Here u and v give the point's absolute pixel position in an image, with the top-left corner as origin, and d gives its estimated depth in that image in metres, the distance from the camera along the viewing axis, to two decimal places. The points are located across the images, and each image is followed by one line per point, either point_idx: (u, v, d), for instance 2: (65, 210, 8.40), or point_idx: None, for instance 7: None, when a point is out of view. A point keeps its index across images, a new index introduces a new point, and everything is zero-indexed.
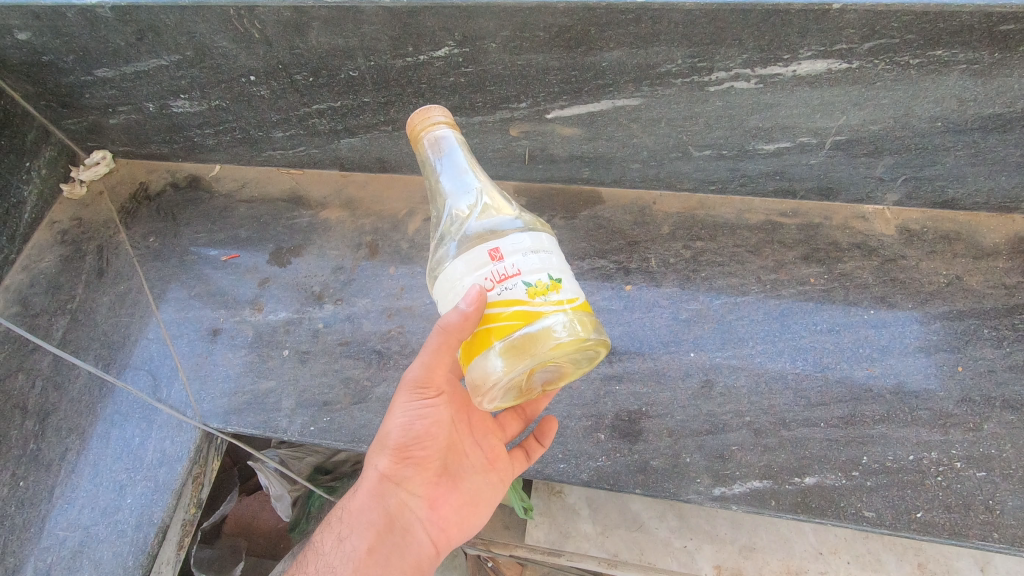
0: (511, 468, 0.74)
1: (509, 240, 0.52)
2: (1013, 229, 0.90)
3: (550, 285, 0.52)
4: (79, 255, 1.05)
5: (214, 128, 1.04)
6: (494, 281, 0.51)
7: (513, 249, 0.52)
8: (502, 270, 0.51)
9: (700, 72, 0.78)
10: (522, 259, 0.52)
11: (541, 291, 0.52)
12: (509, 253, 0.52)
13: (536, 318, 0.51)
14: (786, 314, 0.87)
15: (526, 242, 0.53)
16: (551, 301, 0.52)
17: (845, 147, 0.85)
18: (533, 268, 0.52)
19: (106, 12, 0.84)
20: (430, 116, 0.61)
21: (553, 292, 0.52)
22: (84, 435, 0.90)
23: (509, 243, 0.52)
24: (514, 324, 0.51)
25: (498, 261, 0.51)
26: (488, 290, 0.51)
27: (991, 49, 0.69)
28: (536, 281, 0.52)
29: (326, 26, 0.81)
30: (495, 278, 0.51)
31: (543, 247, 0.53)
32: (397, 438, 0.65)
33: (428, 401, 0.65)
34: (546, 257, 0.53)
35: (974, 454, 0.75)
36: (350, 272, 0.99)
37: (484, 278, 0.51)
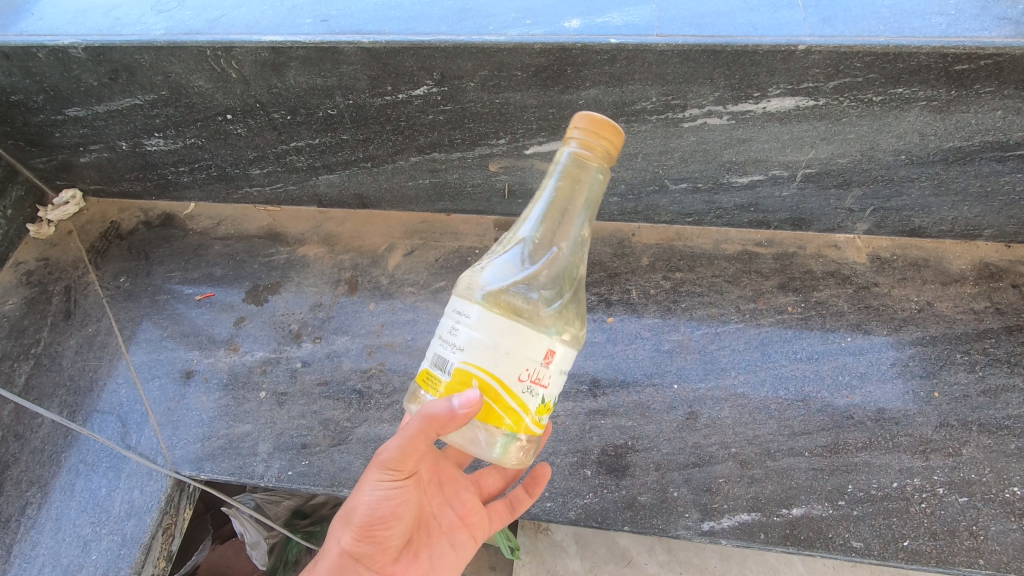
0: (486, 525, 0.70)
1: (563, 354, 0.53)
2: (977, 255, 0.93)
3: (550, 410, 0.54)
4: (45, 297, 1.02)
5: (189, 165, 1.03)
6: (526, 378, 0.51)
7: (560, 365, 0.53)
8: (539, 375, 0.51)
9: (674, 109, 0.80)
10: (557, 375, 0.53)
11: (545, 408, 0.53)
12: (555, 367, 0.52)
13: (525, 427, 0.53)
14: (766, 342, 0.88)
15: (569, 361, 0.54)
16: (541, 424, 0.54)
17: (816, 179, 0.87)
18: (555, 386, 0.53)
19: (79, 52, 0.83)
20: (587, 129, 0.56)
21: (548, 411, 0.54)
22: (47, 488, 0.86)
23: (561, 360, 0.52)
24: (507, 416, 0.51)
25: (544, 366, 0.51)
26: (519, 378, 0.50)
27: (948, 87, 0.72)
28: (547, 401, 0.53)
29: (304, 65, 0.81)
30: (530, 376, 0.51)
31: (572, 367, 0.55)
32: (363, 515, 0.58)
33: (397, 481, 0.59)
34: (566, 382, 0.55)
35: (956, 480, 0.76)
36: (329, 309, 0.97)
37: (526, 368, 0.50)
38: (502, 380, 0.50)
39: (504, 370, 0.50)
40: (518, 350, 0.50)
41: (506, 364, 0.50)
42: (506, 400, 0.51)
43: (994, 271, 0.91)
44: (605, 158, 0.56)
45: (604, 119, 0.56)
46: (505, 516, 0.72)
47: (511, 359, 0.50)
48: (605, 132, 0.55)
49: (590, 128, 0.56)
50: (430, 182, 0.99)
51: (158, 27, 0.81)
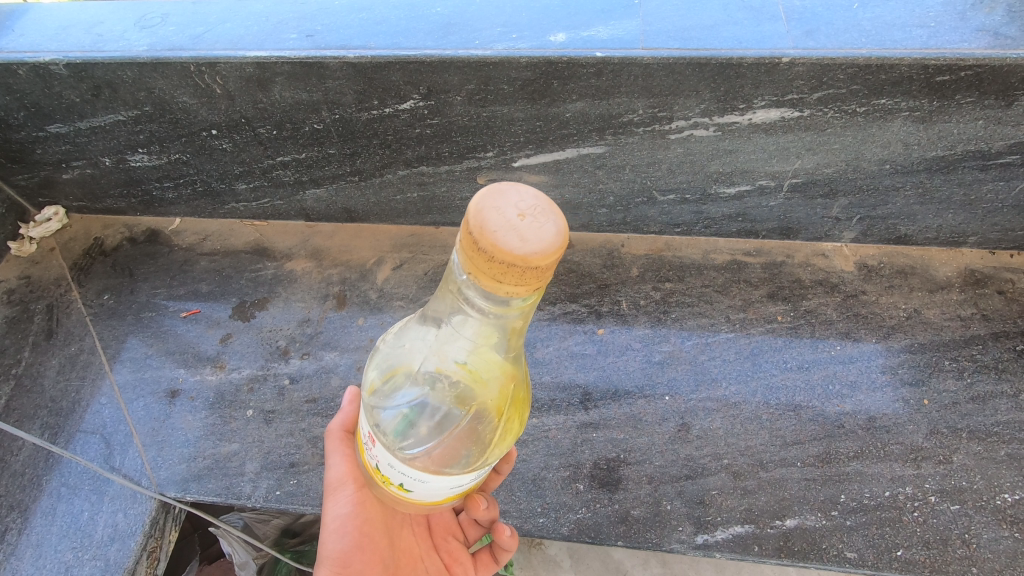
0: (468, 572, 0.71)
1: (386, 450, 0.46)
2: (962, 262, 0.93)
3: (395, 488, 0.49)
4: (26, 316, 1.00)
5: (174, 181, 1.01)
6: (363, 439, 0.50)
7: (383, 456, 0.47)
8: (369, 446, 0.49)
9: (661, 121, 0.80)
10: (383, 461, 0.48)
11: (387, 480, 0.49)
12: (375, 450, 0.47)
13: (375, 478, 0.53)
14: (757, 352, 0.88)
15: (398, 460, 0.46)
16: (391, 491, 0.50)
17: (802, 189, 0.88)
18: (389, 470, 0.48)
19: (61, 68, 0.82)
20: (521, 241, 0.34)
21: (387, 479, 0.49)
22: (27, 512, 0.84)
23: (382, 450, 0.47)
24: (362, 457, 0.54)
25: (370, 442, 0.48)
26: (360, 434, 0.51)
27: (930, 97, 0.73)
28: (387, 477, 0.49)
29: (290, 81, 0.81)
30: (366, 440, 0.49)
31: (413, 475, 0.46)
32: (334, 547, 0.61)
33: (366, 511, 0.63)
34: (413, 480, 0.47)
35: (947, 488, 0.76)
36: (317, 324, 0.96)
37: (363, 431, 0.49)
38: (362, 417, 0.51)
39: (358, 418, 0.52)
40: (357, 410, 0.50)
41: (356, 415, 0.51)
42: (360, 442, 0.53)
43: (980, 277, 0.92)
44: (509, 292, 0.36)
45: (526, 249, 0.33)
46: (488, 564, 0.73)
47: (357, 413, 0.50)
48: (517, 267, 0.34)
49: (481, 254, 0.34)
50: (418, 195, 0.98)
51: (141, 43, 0.81)
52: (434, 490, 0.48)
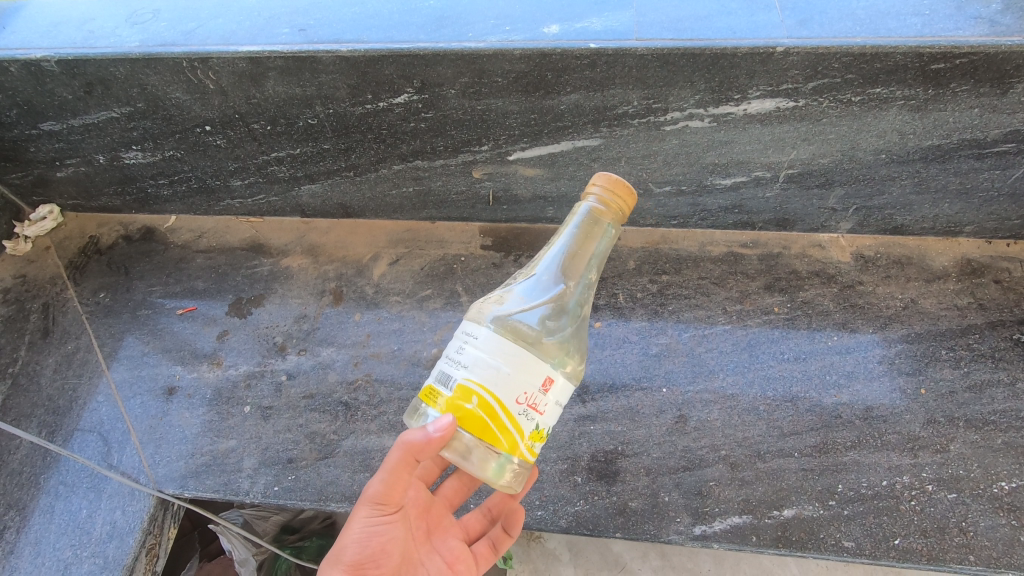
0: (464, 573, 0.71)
1: (561, 385, 0.54)
2: (958, 252, 0.93)
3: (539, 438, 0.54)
4: (22, 315, 1.00)
5: (169, 178, 1.01)
6: (523, 403, 0.51)
7: (555, 397, 0.53)
8: (537, 400, 0.52)
9: (656, 112, 0.80)
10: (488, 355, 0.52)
11: (537, 438, 0.53)
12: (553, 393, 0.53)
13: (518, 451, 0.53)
14: (754, 344, 0.88)
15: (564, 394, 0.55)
16: (533, 450, 0.53)
17: (798, 179, 0.87)
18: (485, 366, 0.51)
19: (52, 65, 0.81)
20: (608, 189, 0.61)
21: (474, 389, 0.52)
22: (25, 511, 0.84)
23: (557, 391, 0.53)
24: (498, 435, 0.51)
25: (542, 391, 0.52)
26: (518, 398, 0.51)
27: (925, 86, 0.72)
28: (541, 428, 0.53)
29: (283, 75, 0.80)
30: (529, 401, 0.51)
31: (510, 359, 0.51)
32: (352, 554, 0.58)
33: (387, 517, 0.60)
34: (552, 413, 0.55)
35: (944, 476, 0.76)
36: (314, 320, 0.96)
37: (529, 389, 0.51)
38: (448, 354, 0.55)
39: (502, 389, 0.51)
40: (520, 374, 0.51)
41: (506, 384, 0.51)
42: (496, 417, 0.51)
43: (976, 267, 0.92)
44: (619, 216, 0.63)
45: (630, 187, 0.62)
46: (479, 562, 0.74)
47: (513, 379, 0.51)
48: (617, 193, 0.61)
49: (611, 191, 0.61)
50: (413, 190, 0.98)
51: (133, 39, 0.80)
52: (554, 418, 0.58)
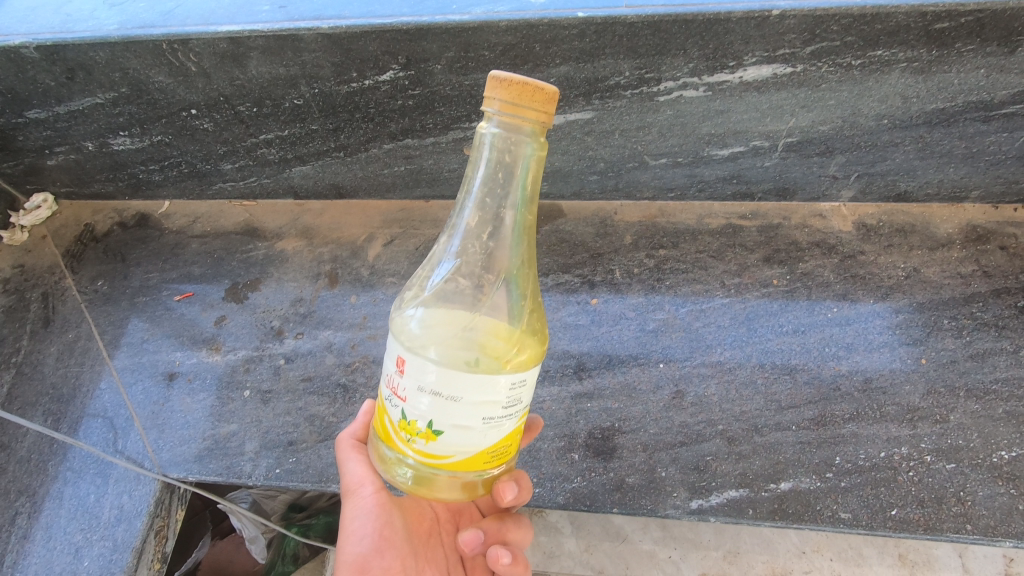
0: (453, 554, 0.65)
1: (417, 368, 0.45)
2: (964, 218, 0.91)
3: (422, 433, 0.46)
4: (23, 305, 1.01)
5: (159, 163, 1.00)
6: (388, 387, 0.48)
7: (413, 383, 0.45)
8: (395, 385, 0.47)
9: (649, 83, 0.77)
10: (421, 398, 0.45)
11: (414, 432, 0.46)
12: (406, 375, 0.45)
13: (398, 445, 0.48)
14: (752, 317, 0.87)
15: (422, 381, 0.44)
16: (415, 446, 0.47)
17: (797, 148, 0.85)
18: (433, 412, 0.45)
19: (32, 52, 0.80)
20: (503, 101, 0.44)
21: (435, 444, 0.46)
22: (36, 496, 0.86)
23: (410, 375, 0.45)
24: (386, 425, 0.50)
25: (398, 375, 0.46)
26: (393, 378, 0.47)
27: (929, 47, 0.69)
28: (413, 422, 0.46)
29: (265, 55, 0.78)
30: (392, 387, 0.47)
31: (451, 392, 0.44)
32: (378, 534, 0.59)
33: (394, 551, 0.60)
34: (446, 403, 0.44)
35: (943, 446, 0.76)
36: (310, 303, 0.96)
37: (391, 374, 0.48)
38: (380, 392, 0.50)
39: (382, 378, 0.50)
40: (385, 358, 0.49)
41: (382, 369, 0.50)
42: (380, 408, 0.50)
43: (982, 233, 0.90)
44: (535, 126, 0.45)
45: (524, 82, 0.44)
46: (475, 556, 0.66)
47: (382, 367, 0.50)
48: (519, 97, 0.44)
49: (509, 97, 0.43)
50: (405, 169, 0.96)
51: (111, 22, 0.79)
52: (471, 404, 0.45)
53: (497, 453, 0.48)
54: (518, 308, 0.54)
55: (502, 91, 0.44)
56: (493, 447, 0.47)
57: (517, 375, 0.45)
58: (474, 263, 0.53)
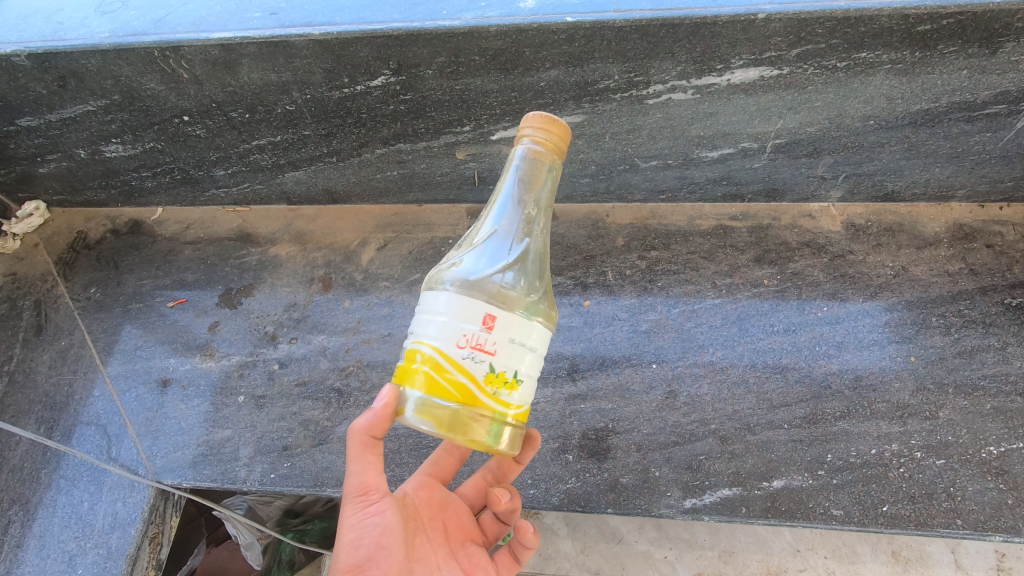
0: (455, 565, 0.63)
1: (513, 322, 0.50)
2: (950, 217, 0.92)
3: (509, 382, 0.51)
4: (15, 313, 1.00)
5: (152, 170, 1.00)
6: (466, 345, 0.50)
7: (508, 334, 0.50)
8: (480, 340, 0.50)
9: (638, 86, 0.78)
10: (509, 349, 0.50)
11: (501, 383, 0.51)
12: (499, 329, 0.50)
13: (476, 402, 0.50)
14: (744, 317, 0.87)
15: (520, 333, 0.50)
16: (499, 398, 0.51)
17: (786, 149, 0.86)
18: (517, 362, 0.51)
19: (23, 60, 0.80)
20: (540, 129, 0.56)
21: (513, 393, 0.52)
22: (29, 505, 0.85)
23: (502, 329, 0.50)
24: (449, 389, 0.50)
25: (485, 331, 0.50)
26: (468, 337, 0.50)
27: (912, 49, 0.70)
28: (501, 372, 0.50)
29: (257, 61, 0.79)
30: (473, 346, 0.50)
31: (534, 340, 0.52)
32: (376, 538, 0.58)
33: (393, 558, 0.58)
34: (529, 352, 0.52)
35: (933, 443, 0.76)
36: (304, 308, 0.96)
37: (467, 335, 0.50)
38: (449, 355, 0.50)
39: (444, 343, 0.50)
40: (453, 320, 0.50)
41: (444, 336, 0.50)
42: (445, 373, 0.50)
43: (968, 232, 0.91)
44: (559, 153, 0.58)
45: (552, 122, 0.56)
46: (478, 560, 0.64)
47: (447, 331, 0.50)
48: (553, 132, 0.57)
49: (546, 130, 0.56)
50: (398, 173, 0.97)
51: (102, 30, 0.79)
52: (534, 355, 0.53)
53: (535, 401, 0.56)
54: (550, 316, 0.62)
55: (535, 127, 0.56)
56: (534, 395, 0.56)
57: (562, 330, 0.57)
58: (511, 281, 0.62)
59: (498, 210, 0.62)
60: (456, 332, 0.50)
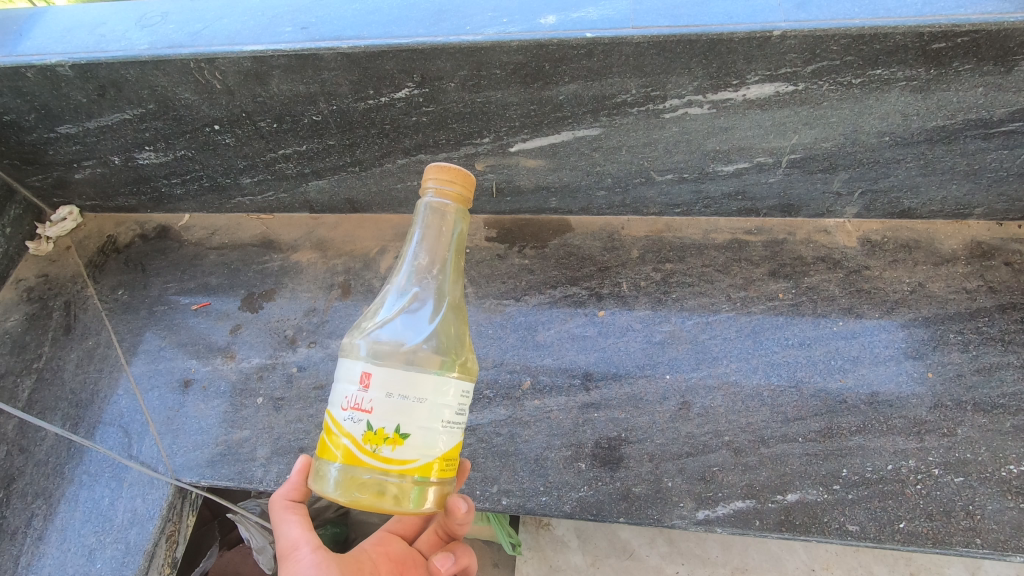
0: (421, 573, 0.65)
1: (384, 376, 0.50)
2: (968, 234, 0.92)
3: (389, 438, 0.50)
4: (46, 312, 1.04)
5: (181, 177, 1.04)
6: (348, 406, 0.51)
7: (381, 391, 0.50)
8: (359, 400, 0.50)
9: (655, 100, 0.80)
10: (380, 401, 0.50)
11: (381, 440, 0.50)
12: (373, 387, 0.50)
13: (360, 461, 0.50)
14: (758, 330, 0.88)
15: (397, 387, 0.49)
16: (382, 453, 0.50)
17: (801, 164, 0.87)
18: (388, 414, 0.50)
19: (67, 70, 0.84)
20: (443, 181, 0.59)
21: (399, 447, 0.50)
22: (52, 499, 0.87)
23: (379, 385, 0.50)
24: (341, 449, 0.51)
25: (363, 390, 0.50)
26: (350, 402, 0.51)
27: (927, 66, 0.71)
28: (379, 428, 0.50)
29: (287, 73, 0.82)
30: (351, 404, 0.51)
31: (415, 395, 0.50)
32: None
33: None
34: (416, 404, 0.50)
35: (951, 460, 0.76)
36: (323, 313, 0.98)
37: (350, 395, 0.51)
38: (335, 417, 0.52)
39: (334, 404, 0.52)
40: (341, 381, 0.52)
41: (335, 398, 0.53)
42: (336, 434, 0.52)
43: (986, 249, 0.90)
44: (461, 202, 0.61)
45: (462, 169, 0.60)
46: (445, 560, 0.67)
47: (338, 392, 0.52)
48: (452, 180, 0.59)
49: (444, 179, 0.59)
50: (418, 183, 0.99)
51: (142, 42, 0.83)
52: (435, 412, 0.51)
53: (448, 459, 0.53)
54: (461, 356, 0.64)
55: (443, 171, 0.60)
56: (450, 450, 0.53)
57: (465, 385, 0.53)
58: (446, 320, 0.63)
59: (409, 257, 0.65)
60: (336, 410, 0.53)
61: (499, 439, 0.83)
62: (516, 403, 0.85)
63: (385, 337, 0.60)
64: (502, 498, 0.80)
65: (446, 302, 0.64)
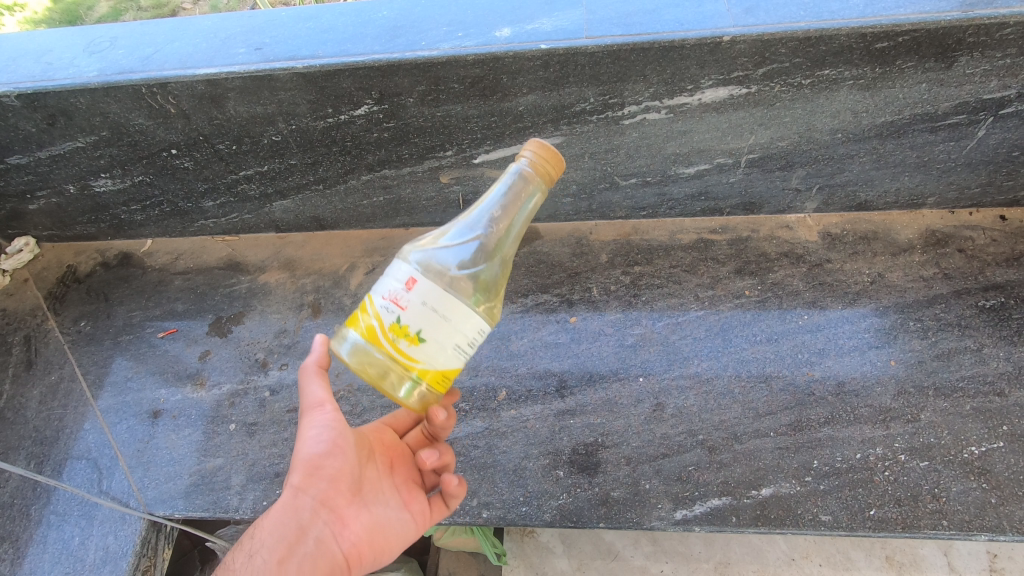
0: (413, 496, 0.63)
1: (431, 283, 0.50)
2: (922, 224, 0.95)
3: (410, 336, 0.50)
4: (5, 348, 1.01)
5: (141, 203, 1.02)
6: (389, 296, 0.51)
7: (423, 294, 0.50)
8: (400, 293, 0.51)
9: (613, 108, 0.81)
10: (417, 305, 0.50)
11: (401, 335, 0.50)
12: (418, 288, 0.50)
13: (381, 343, 0.51)
14: (727, 328, 0.89)
15: (432, 297, 0.50)
16: (401, 348, 0.51)
17: (759, 163, 0.89)
18: (416, 317, 0.50)
19: (13, 100, 0.82)
20: (539, 153, 0.57)
21: (412, 348, 0.50)
22: (19, 542, 0.85)
23: (421, 288, 0.50)
24: (372, 325, 0.52)
25: (405, 288, 0.50)
26: (395, 291, 0.51)
27: (872, 65, 0.73)
28: (406, 325, 0.50)
29: (242, 95, 0.81)
30: (393, 295, 0.51)
31: (446, 312, 0.49)
32: (312, 464, 0.58)
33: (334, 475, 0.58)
34: (444, 316, 0.50)
35: (916, 445, 0.78)
36: (294, 334, 0.97)
37: (394, 287, 0.51)
38: (373, 297, 0.52)
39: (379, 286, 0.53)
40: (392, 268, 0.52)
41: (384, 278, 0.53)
42: (370, 314, 0.52)
43: (940, 237, 0.93)
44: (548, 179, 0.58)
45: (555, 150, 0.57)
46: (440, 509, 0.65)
47: (384, 280, 0.52)
48: (548, 158, 0.57)
49: (543, 153, 0.57)
50: (384, 199, 0.99)
51: (91, 69, 0.81)
52: (452, 334, 0.50)
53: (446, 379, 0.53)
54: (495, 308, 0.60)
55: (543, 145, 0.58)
56: (452, 372, 0.53)
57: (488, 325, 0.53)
58: (493, 275, 0.60)
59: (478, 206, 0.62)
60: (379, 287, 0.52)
61: (477, 452, 0.83)
62: (492, 415, 0.85)
63: (438, 256, 0.58)
64: (482, 512, 0.79)
65: (498, 265, 0.61)
